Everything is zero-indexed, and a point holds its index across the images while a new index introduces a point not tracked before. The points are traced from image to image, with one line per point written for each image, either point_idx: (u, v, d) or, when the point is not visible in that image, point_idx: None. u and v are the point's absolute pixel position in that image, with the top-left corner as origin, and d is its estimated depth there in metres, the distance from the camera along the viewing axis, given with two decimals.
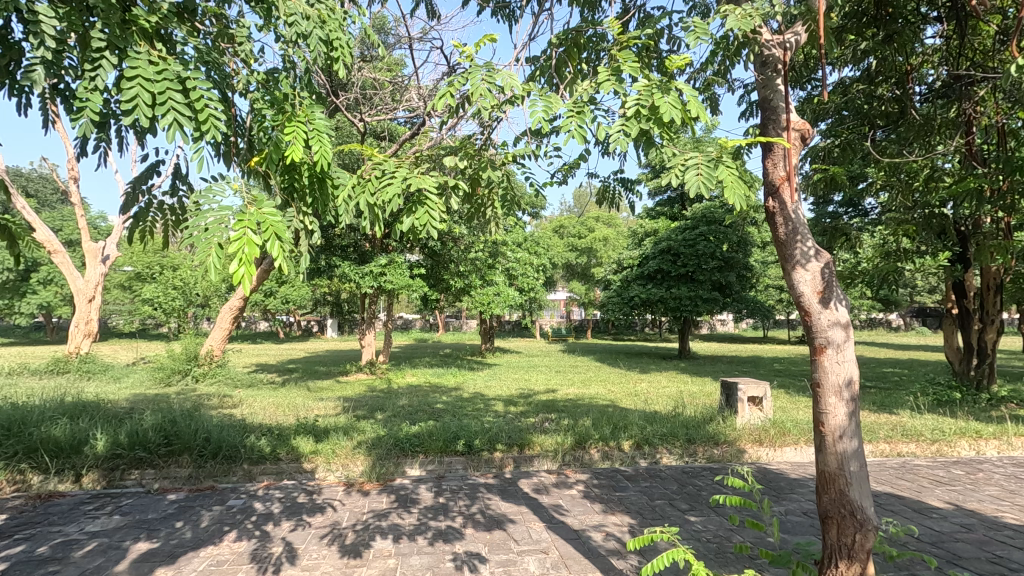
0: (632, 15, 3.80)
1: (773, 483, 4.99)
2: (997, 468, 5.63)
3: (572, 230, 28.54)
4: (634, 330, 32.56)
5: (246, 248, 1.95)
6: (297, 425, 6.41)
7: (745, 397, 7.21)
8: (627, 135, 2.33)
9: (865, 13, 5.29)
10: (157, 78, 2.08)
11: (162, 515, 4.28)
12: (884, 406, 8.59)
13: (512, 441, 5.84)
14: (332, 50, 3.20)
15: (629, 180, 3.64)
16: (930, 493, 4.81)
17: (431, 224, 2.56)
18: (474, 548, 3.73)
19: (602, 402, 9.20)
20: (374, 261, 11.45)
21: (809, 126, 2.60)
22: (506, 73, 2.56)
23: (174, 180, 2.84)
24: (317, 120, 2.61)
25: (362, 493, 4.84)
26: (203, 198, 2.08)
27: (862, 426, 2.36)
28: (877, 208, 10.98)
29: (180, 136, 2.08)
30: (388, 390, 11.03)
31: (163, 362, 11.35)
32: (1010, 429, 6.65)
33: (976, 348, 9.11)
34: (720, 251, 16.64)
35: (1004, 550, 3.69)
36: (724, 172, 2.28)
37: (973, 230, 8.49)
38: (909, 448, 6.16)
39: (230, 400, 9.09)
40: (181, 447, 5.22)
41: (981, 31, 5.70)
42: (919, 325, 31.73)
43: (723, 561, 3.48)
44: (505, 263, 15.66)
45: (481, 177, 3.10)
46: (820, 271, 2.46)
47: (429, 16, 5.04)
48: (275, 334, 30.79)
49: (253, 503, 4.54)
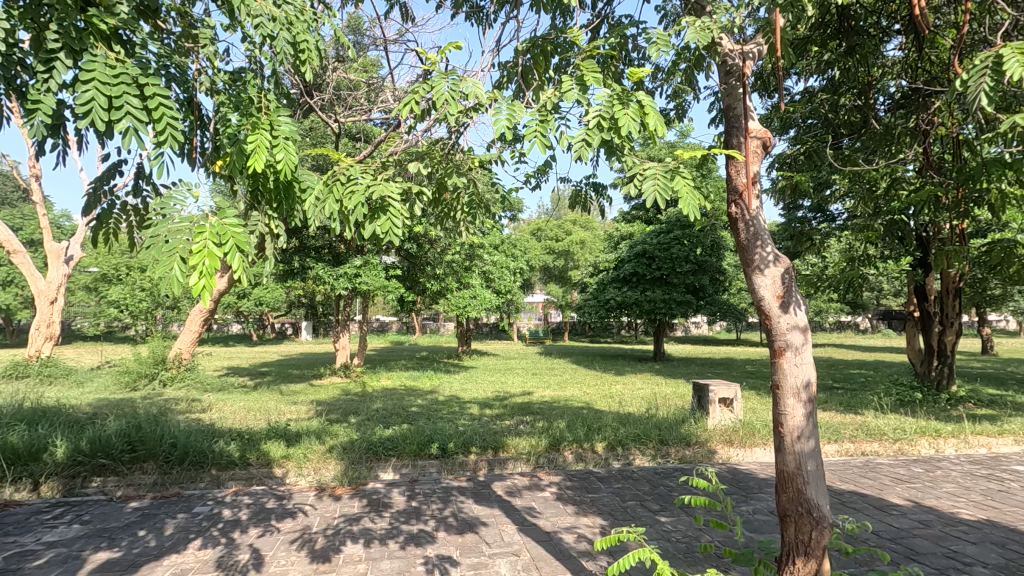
0: (602, 22, 3.82)
1: (742, 483, 5.10)
2: (954, 465, 5.85)
3: (549, 233, 28.63)
4: (611, 333, 32.85)
5: (207, 261, 1.93)
6: (268, 429, 6.31)
7: (716, 398, 7.29)
8: (589, 144, 2.38)
9: (829, 25, 5.51)
10: (114, 81, 2.04)
11: (124, 524, 4.17)
12: (850, 407, 8.85)
13: (486, 444, 5.83)
14: (299, 52, 3.15)
15: (601, 184, 3.66)
16: (890, 491, 4.97)
17: (393, 231, 2.59)
18: (445, 551, 3.73)
19: (578, 404, 9.33)
20: (348, 262, 11.37)
21: (770, 135, 2.67)
22: (472, 81, 2.56)
23: (138, 180, 2.79)
24: (283, 123, 2.55)
25: (334, 497, 4.79)
26: (162, 206, 2.07)
27: (819, 426, 2.44)
28: (844, 213, 11.27)
29: (137, 142, 2.07)
30: (362, 393, 10.89)
31: (129, 366, 11.01)
32: (967, 429, 6.89)
33: (937, 349, 9.41)
34: (694, 255, 16.94)
35: (958, 545, 3.83)
36: (679, 184, 2.32)
37: (934, 236, 8.79)
38: (872, 448, 6.33)
39: (199, 405, 8.89)
40: (146, 453, 5.10)
41: (940, 44, 5.90)
42: (886, 329, 32.67)
43: (691, 561, 3.55)
44: (482, 266, 15.62)
45: (446, 182, 3.15)
46: (779, 276, 2.52)
47: (405, 18, 5.01)
48: (247, 339, 30.18)
49: (220, 509, 4.46)
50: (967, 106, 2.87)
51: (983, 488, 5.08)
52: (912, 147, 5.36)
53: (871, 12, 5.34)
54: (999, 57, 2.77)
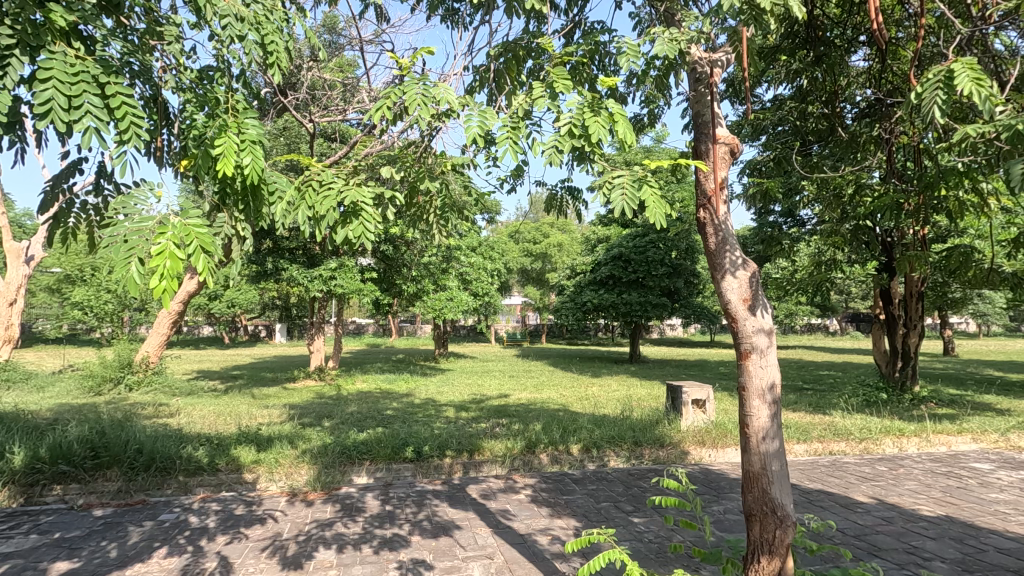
0: (576, 28, 3.85)
1: (714, 484, 5.18)
2: (916, 463, 6.03)
3: (527, 235, 28.74)
4: (589, 335, 33.13)
5: (168, 263, 1.88)
6: (239, 433, 6.20)
7: (689, 399, 7.39)
8: (560, 150, 2.42)
9: (798, 35, 5.63)
10: (73, 79, 1.99)
11: (85, 533, 4.05)
12: (819, 407, 9.07)
13: (462, 446, 5.81)
14: (267, 53, 3.09)
15: (576, 189, 3.69)
16: (856, 489, 5.10)
17: (366, 237, 2.55)
18: (419, 555, 3.70)
19: (555, 406, 9.39)
20: (323, 264, 11.24)
21: (737, 142, 2.74)
22: (444, 87, 2.59)
23: (98, 179, 2.71)
24: (250, 125, 2.49)
25: (306, 502, 4.72)
26: (124, 206, 2.03)
27: (783, 426, 2.50)
28: (813, 218, 11.51)
29: (98, 142, 2.01)
30: (337, 396, 10.78)
31: (93, 370, 10.69)
32: (930, 428, 7.11)
33: (900, 351, 9.68)
34: (669, 258, 17.15)
35: (919, 541, 3.96)
36: (647, 193, 2.36)
37: (897, 241, 9.06)
38: (839, 447, 6.51)
39: (166, 409, 8.70)
40: (110, 460, 4.95)
41: (901, 56, 6.08)
42: (854, 331, 33.69)
43: (662, 561, 3.60)
44: (459, 267, 15.59)
45: (419, 186, 3.16)
46: (746, 280, 2.58)
47: (380, 19, 4.99)
48: (219, 340, 29.60)
49: (187, 517, 4.35)
50: (921, 118, 3.00)
51: (943, 485, 5.26)
52: (877, 155, 5.49)
53: (836, 23, 5.48)
54: (951, 73, 2.92)
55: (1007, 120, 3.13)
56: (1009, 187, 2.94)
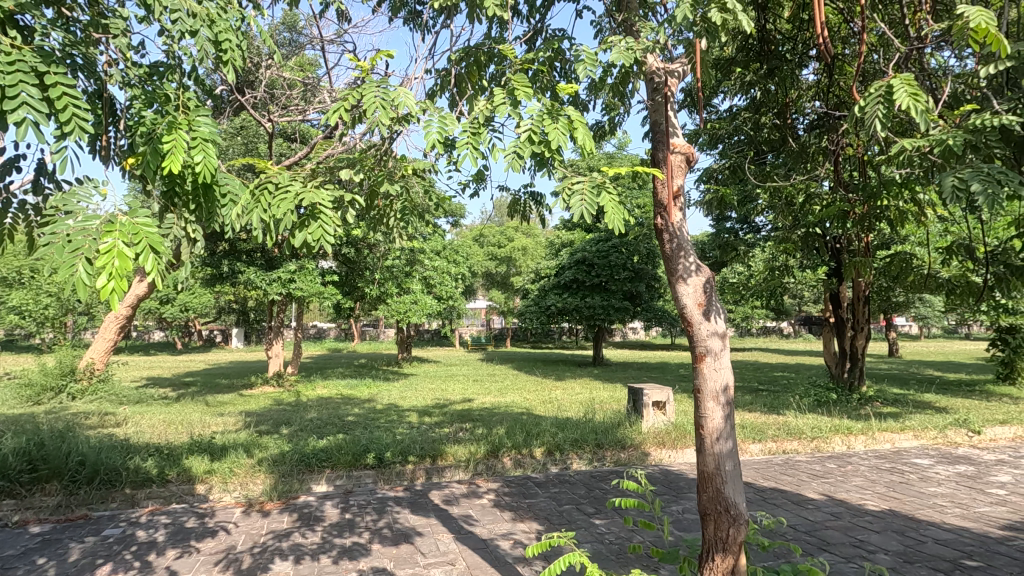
0: (538, 34, 3.90)
1: (673, 484, 5.29)
2: (862, 461, 6.30)
3: (492, 239, 28.79)
4: (553, 339, 33.34)
5: (117, 262, 1.80)
6: (191, 442, 5.97)
7: (650, 401, 7.52)
8: (520, 156, 2.41)
9: (751, 49, 5.83)
10: (8, 68, 1.88)
11: (20, 552, 3.81)
12: (773, 407, 9.38)
13: (424, 451, 5.76)
14: (221, 50, 3.00)
15: (540, 194, 3.72)
16: (807, 486, 5.30)
17: (325, 240, 2.48)
18: (380, 564, 3.64)
19: (519, 410, 9.41)
20: (283, 266, 10.96)
21: (693, 151, 2.82)
22: (404, 90, 2.57)
23: (38, 177, 2.58)
24: (201, 123, 2.40)
25: (261, 513, 4.58)
26: (65, 203, 1.94)
27: (735, 427, 2.57)
28: (768, 224, 11.91)
29: (34, 134, 1.91)
30: (296, 402, 10.51)
31: (32, 378, 10.11)
32: (875, 425, 7.45)
33: (849, 352, 10.09)
34: (630, 263, 17.45)
35: (864, 534, 4.14)
36: (605, 200, 2.40)
37: (846, 247, 9.45)
38: (792, 446, 6.75)
39: (112, 419, 8.28)
40: (49, 473, 4.70)
41: (847, 72, 6.38)
42: (807, 334, 35.07)
43: (622, 562, 3.66)
44: (423, 271, 15.47)
45: (379, 190, 3.11)
46: (701, 284, 2.65)
47: (341, 19, 4.92)
48: (171, 345, 28.44)
49: (134, 531, 4.16)
50: (865, 130, 3.15)
51: (887, 480, 5.51)
52: (824, 165, 5.73)
53: (787, 38, 5.70)
54: (891, 88, 3.09)
55: (939, 135, 3.34)
56: (941, 199, 3.08)
